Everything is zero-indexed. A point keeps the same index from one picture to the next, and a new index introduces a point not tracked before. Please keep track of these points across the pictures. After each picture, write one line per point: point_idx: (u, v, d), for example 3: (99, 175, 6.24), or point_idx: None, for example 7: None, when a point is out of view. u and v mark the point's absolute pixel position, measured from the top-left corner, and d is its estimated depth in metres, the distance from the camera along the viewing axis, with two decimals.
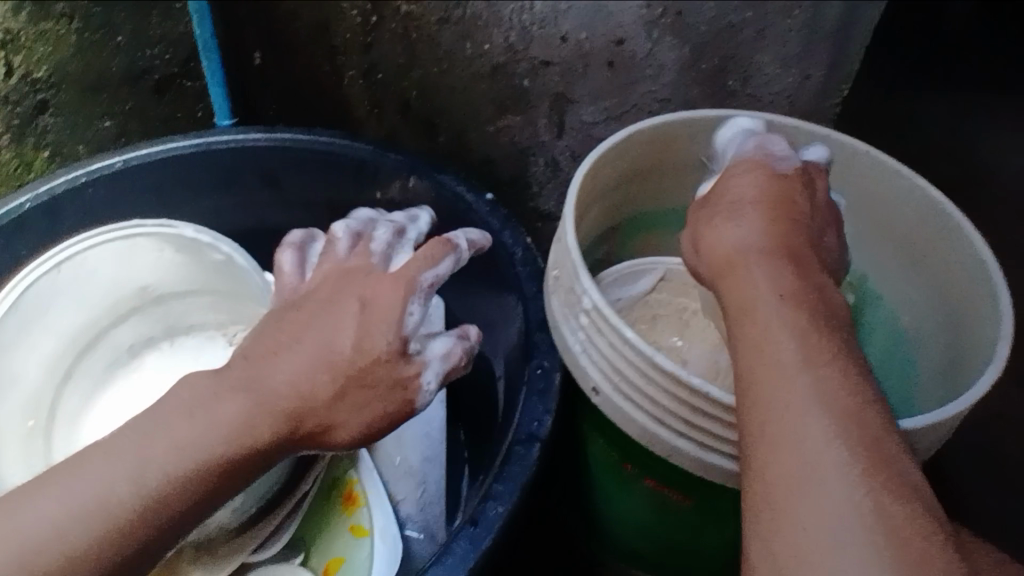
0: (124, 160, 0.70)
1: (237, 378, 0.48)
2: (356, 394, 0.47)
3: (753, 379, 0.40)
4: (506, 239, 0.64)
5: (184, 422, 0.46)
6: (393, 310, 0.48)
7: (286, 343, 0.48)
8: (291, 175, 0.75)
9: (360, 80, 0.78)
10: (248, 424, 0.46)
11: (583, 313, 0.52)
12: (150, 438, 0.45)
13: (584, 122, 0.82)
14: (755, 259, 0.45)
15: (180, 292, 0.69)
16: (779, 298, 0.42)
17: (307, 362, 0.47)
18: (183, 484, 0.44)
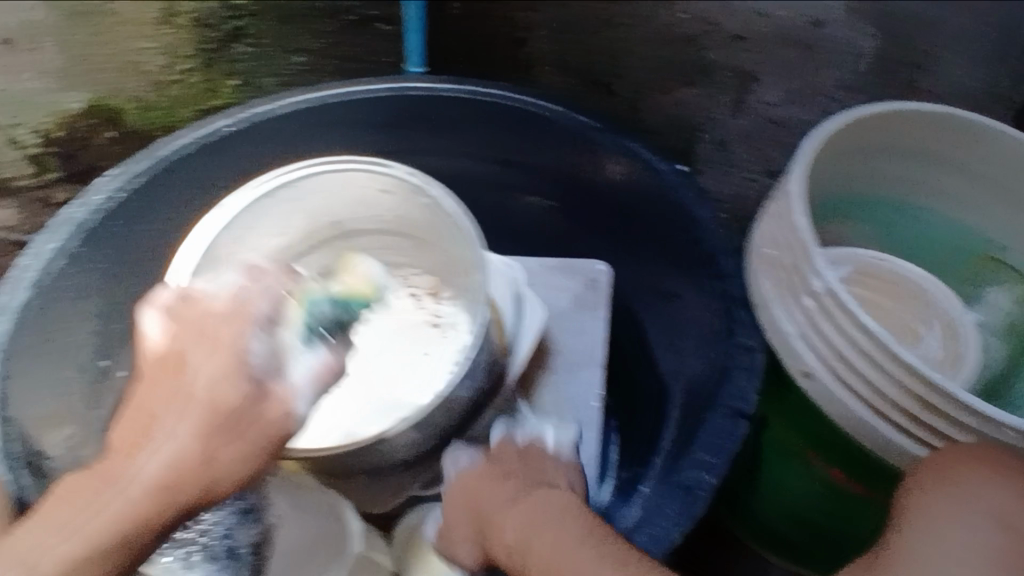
0: (323, 97, 0.70)
1: (121, 455, 0.45)
2: (224, 446, 0.45)
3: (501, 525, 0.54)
4: (700, 213, 0.63)
5: (118, 470, 0.44)
6: (233, 348, 0.46)
7: (177, 381, 0.46)
8: (476, 127, 0.74)
9: (548, 38, 0.78)
10: (179, 463, 0.44)
11: (810, 296, 0.52)
12: (91, 501, 0.44)
13: (766, 103, 0.79)
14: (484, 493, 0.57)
15: (367, 229, 0.71)
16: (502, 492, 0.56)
17: (220, 379, 0.45)
18: (142, 528, 0.44)
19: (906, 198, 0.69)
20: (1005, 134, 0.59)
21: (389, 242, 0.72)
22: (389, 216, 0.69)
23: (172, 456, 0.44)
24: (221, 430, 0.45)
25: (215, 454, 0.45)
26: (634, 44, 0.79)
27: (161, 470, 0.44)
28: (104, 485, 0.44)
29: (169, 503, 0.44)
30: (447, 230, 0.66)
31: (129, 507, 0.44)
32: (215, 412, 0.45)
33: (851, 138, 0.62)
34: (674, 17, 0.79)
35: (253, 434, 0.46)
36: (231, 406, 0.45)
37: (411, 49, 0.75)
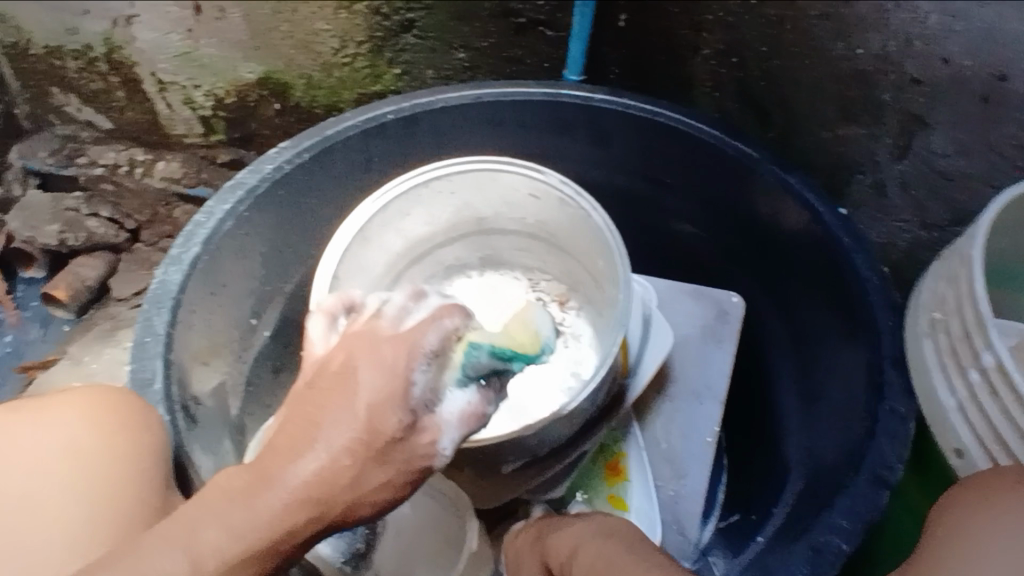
0: (480, 96, 0.73)
1: (275, 457, 0.41)
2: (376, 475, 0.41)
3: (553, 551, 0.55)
4: (858, 263, 0.60)
5: (265, 477, 0.41)
6: (393, 371, 0.41)
7: (336, 391, 0.41)
8: (627, 141, 0.74)
9: (713, 56, 0.77)
10: (326, 483, 0.41)
11: (975, 370, 0.49)
12: (227, 512, 0.41)
13: (931, 151, 0.73)
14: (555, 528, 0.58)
15: (508, 229, 0.72)
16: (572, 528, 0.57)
17: (378, 394, 0.41)
18: (285, 542, 0.41)
19: None
20: None
21: (526, 245, 0.73)
22: (534, 218, 0.69)
23: (317, 474, 0.41)
24: (372, 453, 0.41)
25: (365, 477, 0.41)
26: (804, 73, 0.75)
27: (310, 484, 0.40)
28: (261, 488, 0.41)
29: (317, 515, 0.41)
30: (588, 238, 0.65)
31: (269, 521, 0.40)
32: (371, 439, 0.41)
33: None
34: (852, 52, 0.72)
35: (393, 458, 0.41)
36: (389, 435, 0.41)
37: (573, 58, 0.76)
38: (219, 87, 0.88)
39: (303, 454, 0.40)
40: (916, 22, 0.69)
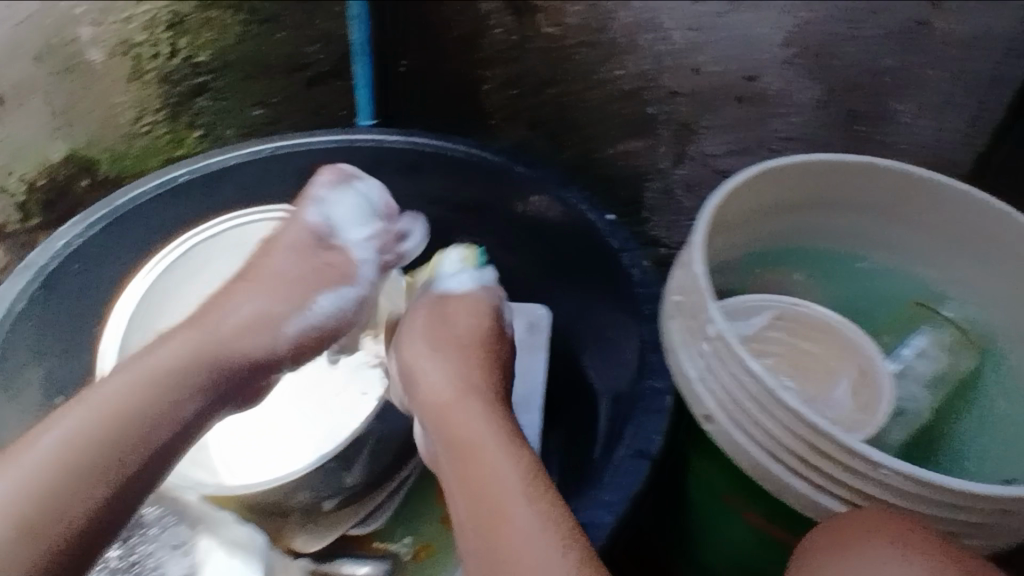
0: (274, 149, 0.75)
1: (90, 400, 0.51)
2: (252, 325, 0.58)
3: (483, 482, 0.51)
4: (626, 260, 0.67)
5: (129, 363, 0.54)
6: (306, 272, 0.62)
7: (220, 297, 0.59)
8: (427, 176, 0.78)
9: (498, 89, 0.80)
10: (179, 358, 0.54)
11: (706, 340, 0.53)
12: (104, 400, 0.51)
13: (707, 153, 0.81)
14: (469, 396, 0.57)
15: None
16: (462, 378, 0.58)
17: (253, 301, 0.59)
18: (159, 423, 0.52)
19: (841, 248, 0.68)
20: (928, 179, 0.60)
21: None
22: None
23: (170, 355, 0.54)
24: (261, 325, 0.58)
25: (238, 335, 0.57)
26: (583, 98, 0.80)
27: (169, 362, 0.54)
28: (94, 388, 0.52)
29: (191, 388, 0.54)
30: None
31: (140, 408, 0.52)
32: (272, 322, 0.58)
33: (777, 188, 0.63)
34: (618, 73, 0.78)
35: (279, 304, 0.59)
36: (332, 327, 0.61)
37: (361, 104, 0.79)
38: (30, 172, 0.77)
39: (115, 380, 0.52)
40: (661, 40, 0.76)
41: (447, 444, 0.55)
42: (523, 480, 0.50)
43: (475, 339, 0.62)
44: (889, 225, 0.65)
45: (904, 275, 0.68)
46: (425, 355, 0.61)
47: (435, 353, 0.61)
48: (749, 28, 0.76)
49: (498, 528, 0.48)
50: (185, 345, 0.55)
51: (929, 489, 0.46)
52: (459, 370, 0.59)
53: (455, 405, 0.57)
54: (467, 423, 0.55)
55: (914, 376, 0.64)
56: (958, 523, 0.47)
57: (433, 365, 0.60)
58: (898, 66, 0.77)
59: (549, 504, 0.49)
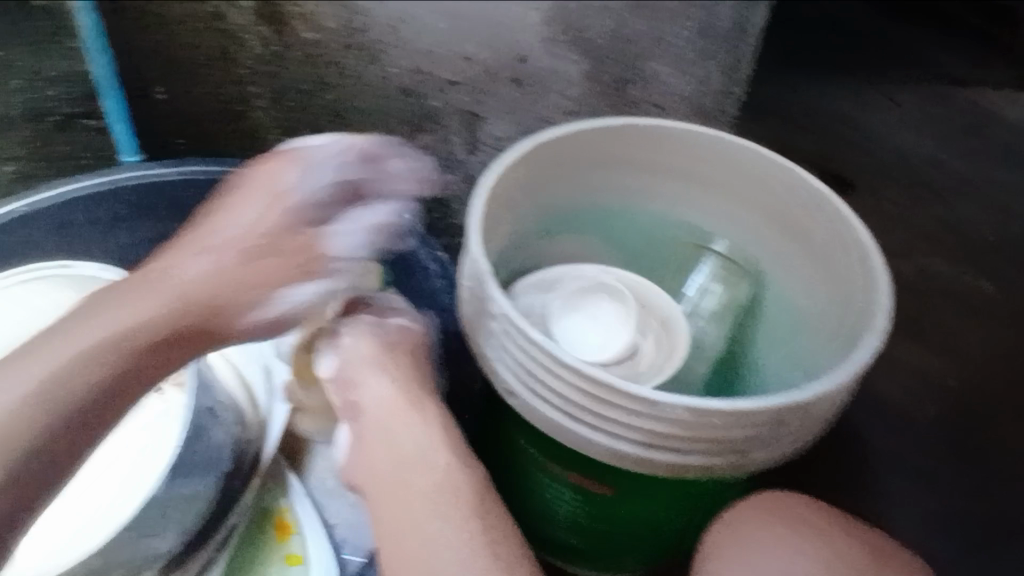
0: (29, 205, 0.69)
1: (72, 334, 0.45)
2: (206, 259, 0.51)
3: (405, 494, 0.53)
4: (420, 255, 0.66)
5: (155, 283, 0.49)
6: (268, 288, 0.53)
7: (201, 240, 0.52)
8: (209, 207, 0.74)
9: (270, 106, 0.77)
10: (209, 279, 0.50)
11: (491, 318, 0.53)
12: (69, 339, 0.45)
13: (496, 138, 0.82)
14: (423, 415, 0.57)
15: None
16: (399, 402, 0.58)
17: (257, 216, 0.54)
18: (91, 393, 0.44)
19: (624, 210, 0.71)
20: (680, 130, 0.64)
21: None
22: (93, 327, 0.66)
23: (200, 272, 0.50)
24: (264, 252, 0.53)
25: (207, 267, 0.51)
26: (358, 102, 0.78)
27: (197, 286, 0.50)
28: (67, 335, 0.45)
29: (183, 320, 0.49)
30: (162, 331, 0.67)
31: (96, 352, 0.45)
32: (302, 257, 0.54)
33: (545, 163, 0.64)
34: (388, 74, 0.78)
35: (258, 263, 0.52)
36: (306, 253, 0.55)
37: (122, 139, 0.75)
38: None
39: (110, 322, 0.46)
40: (428, 33, 0.77)
41: (373, 457, 0.56)
42: (452, 483, 0.52)
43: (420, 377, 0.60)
44: (658, 178, 0.68)
45: (684, 223, 0.71)
46: (375, 385, 0.58)
47: (384, 385, 0.58)
48: (503, 14, 0.78)
49: (410, 535, 0.50)
50: (211, 271, 0.51)
51: (704, 415, 0.47)
52: (409, 400, 0.58)
53: (388, 425, 0.56)
54: (405, 440, 0.55)
55: (700, 314, 0.70)
56: (736, 442, 0.49)
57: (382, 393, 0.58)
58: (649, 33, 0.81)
59: (486, 509, 0.52)
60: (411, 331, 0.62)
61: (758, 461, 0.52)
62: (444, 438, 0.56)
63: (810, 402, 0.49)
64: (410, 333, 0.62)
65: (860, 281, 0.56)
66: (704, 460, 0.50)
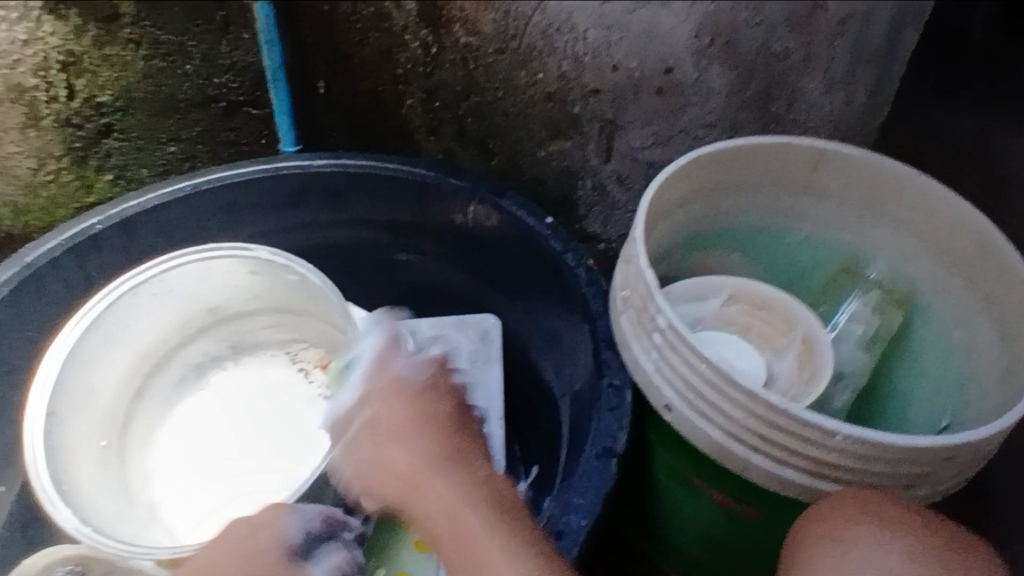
0: (196, 184, 0.73)
1: None
2: None
3: (468, 560, 0.49)
4: (568, 260, 0.67)
5: None
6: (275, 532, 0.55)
7: None
8: (358, 199, 0.76)
9: (421, 104, 0.81)
10: None
11: (657, 331, 0.54)
12: None
13: (632, 146, 0.83)
14: (436, 467, 0.51)
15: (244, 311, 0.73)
16: (417, 459, 0.52)
17: None
18: None
19: (767, 227, 0.71)
20: (842, 152, 0.63)
21: (269, 322, 0.73)
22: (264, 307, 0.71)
23: None
24: None
25: None
26: (506, 103, 0.80)
27: None
28: None
29: None
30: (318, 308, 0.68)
31: None
32: None
33: (701, 176, 0.64)
34: (537, 78, 0.79)
35: None
36: None
37: (283, 131, 0.79)
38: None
39: None
40: (579, 41, 0.76)
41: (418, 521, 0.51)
42: (508, 541, 0.49)
43: (432, 411, 0.53)
44: (809, 198, 0.68)
45: (832, 244, 0.70)
46: (394, 448, 0.52)
47: (400, 444, 0.52)
48: (658, 23, 0.75)
49: None
50: None
51: (881, 449, 0.47)
52: (422, 451, 0.52)
53: (417, 485, 0.51)
54: (439, 497, 0.51)
55: (850, 337, 0.68)
56: (907, 476, 0.49)
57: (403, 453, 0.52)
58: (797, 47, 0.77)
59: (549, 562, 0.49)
60: (370, 393, 0.54)
61: (919, 497, 0.52)
62: (475, 487, 0.51)
63: (990, 444, 0.48)
64: (372, 392, 0.54)
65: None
66: (869, 491, 0.50)
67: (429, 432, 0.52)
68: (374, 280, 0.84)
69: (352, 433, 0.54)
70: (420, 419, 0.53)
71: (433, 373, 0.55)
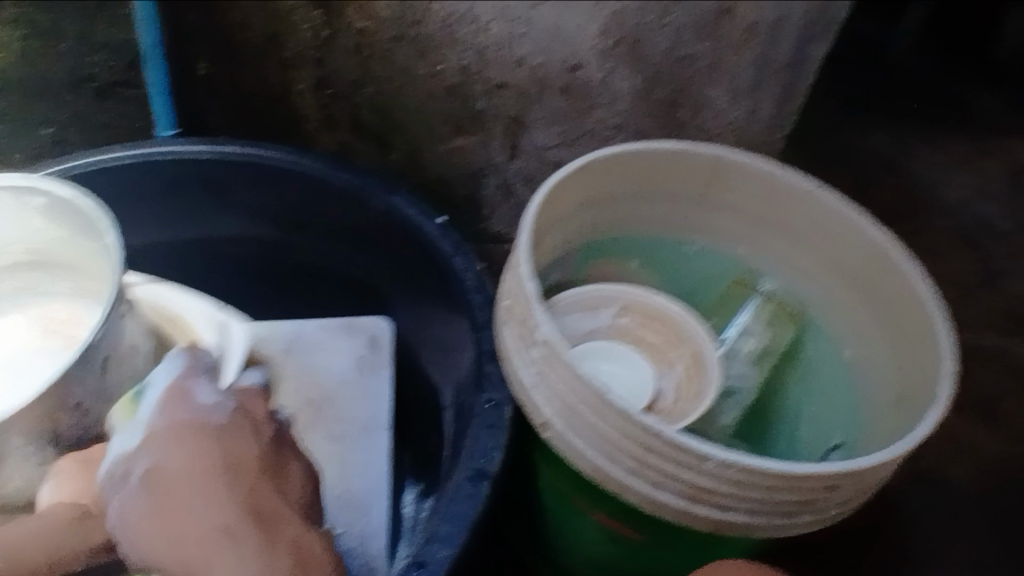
0: (55, 170, 0.65)
1: None
2: None
3: None
4: (457, 265, 0.64)
5: None
6: None
7: None
8: (240, 192, 0.71)
9: (311, 92, 0.76)
10: None
11: (537, 346, 0.51)
12: None
13: (538, 146, 0.80)
14: (240, 526, 0.52)
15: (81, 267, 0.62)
16: (205, 509, 0.52)
17: None
18: None
19: (664, 238, 0.70)
20: (737, 163, 0.62)
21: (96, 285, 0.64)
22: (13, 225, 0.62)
23: None
24: None
25: None
26: (407, 93, 0.77)
27: None
28: None
29: None
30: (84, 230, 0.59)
31: None
32: None
33: (598, 183, 0.62)
34: (438, 69, 0.75)
35: None
36: None
37: (160, 112, 0.75)
38: None
39: None
40: (480, 33, 0.73)
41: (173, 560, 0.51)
42: None
43: (235, 458, 0.55)
44: (705, 209, 0.67)
45: (727, 258, 0.70)
46: (160, 462, 0.53)
47: (178, 483, 0.52)
48: (563, 22, 0.73)
49: None
50: None
51: (755, 475, 0.46)
52: (213, 511, 0.52)
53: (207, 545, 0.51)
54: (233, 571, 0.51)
55: (737, 357, 0.68)
56: (789, 503, 0.48)
57: (179, 491, 0.52)
58: (692, 63, 0.76)
59: None
60: (169, 426, 0.54)
61: (801, 524, 0.51)
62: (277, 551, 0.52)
63: (867, 472, 0.48)
64: (167, 428, 0.54)
65: (926, 353, 0.54)
66: (745, 519, 0.49)
67: (230, 491, 0.53)
68: (258, 280, 0.79)
69: (127, 480, 0.52)
70: (216, 460, 0.54)
71: (233, 417, 0.57)
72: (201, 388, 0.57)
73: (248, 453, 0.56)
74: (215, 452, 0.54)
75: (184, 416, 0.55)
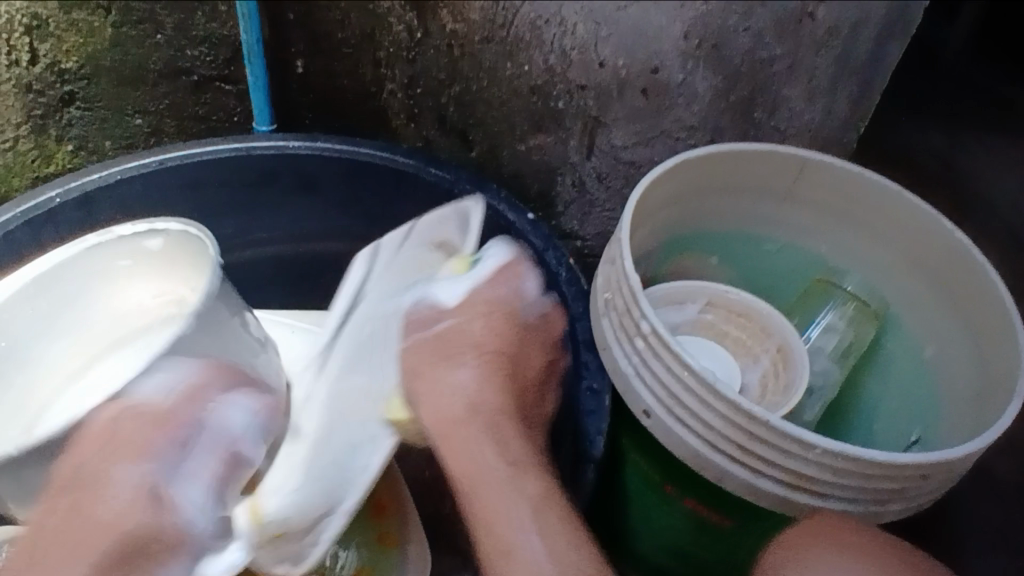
0: (162, 160, 0.69)
1: None
2: None
3: (492, 520, 0.53)
4: (549, 259, 0.66)
5: None
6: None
7: None
8: (334, 185, 0.75)
9: (400, 90, 0.80)
10: None
11: (641, 336, 0.53)
12: None
13: (613, 145, 0.83)
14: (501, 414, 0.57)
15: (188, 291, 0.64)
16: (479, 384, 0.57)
17: None
18: None
19: (744, 234, 0.72)
20: (824, 163, 0.64)
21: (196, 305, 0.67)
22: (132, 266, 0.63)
23: None
24: None
25: None
26: (491, 91, 0.79)
27: None
28: None
29: None
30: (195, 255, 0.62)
31: None
32: None
33: (686, 180, 0.64)
34: (522, 69, 0.77)
35: None
36: None
37: (260, 108, 0.77)
38: None
39: None
40: (566, 35, 0.74)
41: (439, 409, 0.56)
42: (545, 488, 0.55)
43: (521, 347, 0.59)
44: (786, 207, 0.69)
45: (805, 254, 0.72)
46: (469, 320, 0.58)
47: (469, 357, 0.58)
48: (646, 20, 0.73)
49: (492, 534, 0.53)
50: None
51: (856, 464, 0.48)
52: (493, 389, 0.57)
53: (478, 419, 0.56)
54: (491, 451, 0.55)
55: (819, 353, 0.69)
56: (883, 493, 0.50)
57: (468, 363, 0.57)
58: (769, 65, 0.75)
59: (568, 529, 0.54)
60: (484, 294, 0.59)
61: (892, 512, 0.52)
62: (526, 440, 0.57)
63: (958, 463, 0.49)
64: (476, 305, 0.59)
65: (1006, 352, 0.55)
66: (840, 505, 0.51)
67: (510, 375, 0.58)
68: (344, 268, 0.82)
69: (426, 329, 0.59)
70: (508, 342, 0.59)
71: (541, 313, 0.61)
72: (530, 280, 0.61)
73: (533, 347, 0.60)
74: (509, 330, 0.59)
75: (483, 301, 0.59)
